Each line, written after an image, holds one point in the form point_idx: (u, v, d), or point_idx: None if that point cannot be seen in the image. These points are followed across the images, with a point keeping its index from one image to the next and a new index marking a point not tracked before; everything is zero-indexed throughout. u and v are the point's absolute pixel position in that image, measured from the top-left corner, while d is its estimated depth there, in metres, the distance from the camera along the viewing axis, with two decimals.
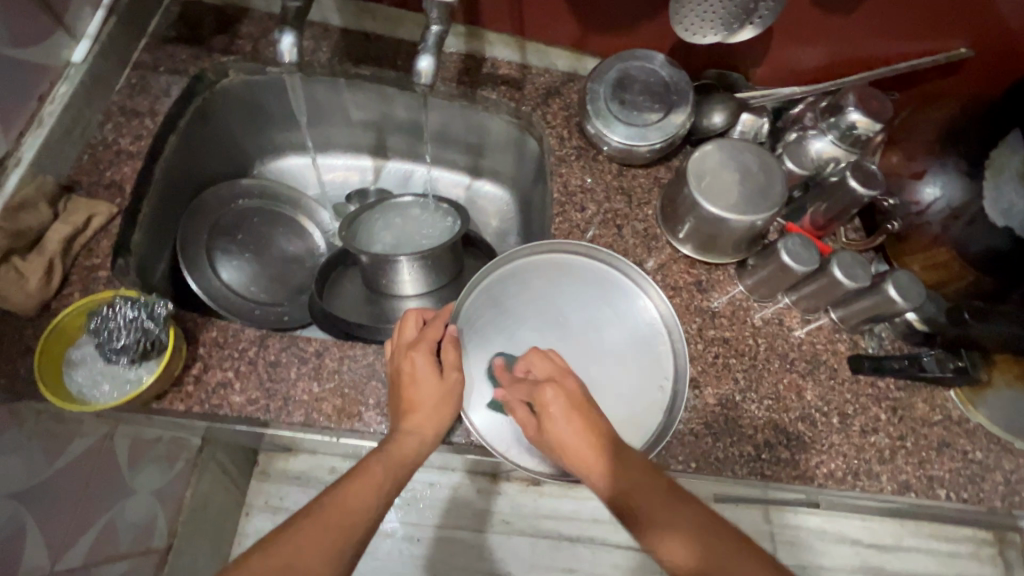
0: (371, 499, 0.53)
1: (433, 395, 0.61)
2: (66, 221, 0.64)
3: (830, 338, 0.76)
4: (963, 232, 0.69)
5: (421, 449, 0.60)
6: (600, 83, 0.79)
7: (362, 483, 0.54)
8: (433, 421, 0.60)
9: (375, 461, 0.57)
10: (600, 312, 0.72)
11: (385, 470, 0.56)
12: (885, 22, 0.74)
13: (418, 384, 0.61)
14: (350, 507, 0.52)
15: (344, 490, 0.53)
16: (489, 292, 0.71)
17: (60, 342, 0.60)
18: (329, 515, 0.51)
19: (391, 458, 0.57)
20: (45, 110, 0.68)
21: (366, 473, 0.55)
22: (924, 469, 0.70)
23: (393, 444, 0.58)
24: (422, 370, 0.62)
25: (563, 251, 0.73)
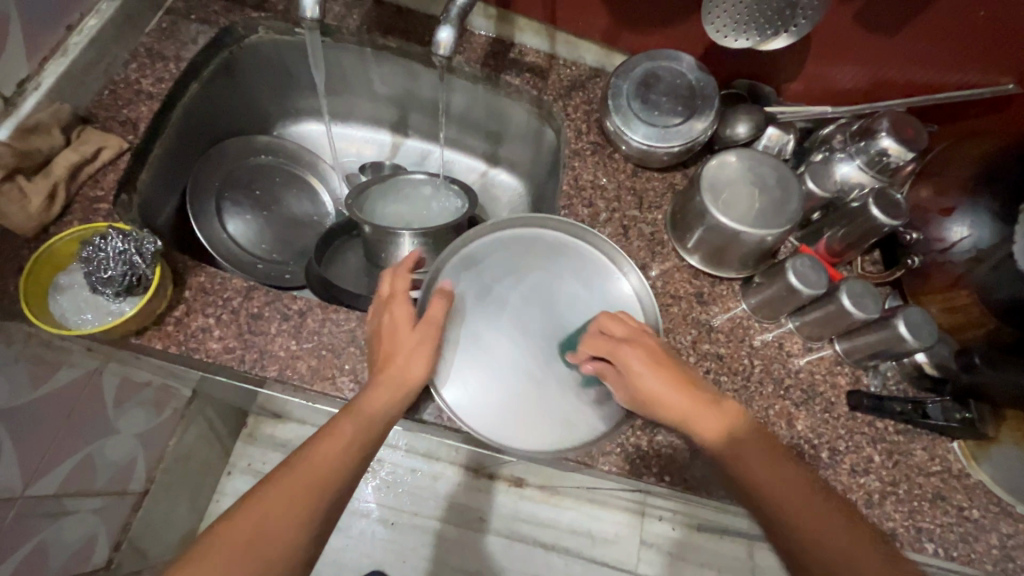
0: (342, 460, 0.51)
1: (409, 347, 0.59)
2: (76, 150, 0.65)
3: (831, 370, 0.72)
4: (986, 275, 0.65)
5: (390, 403, 0.56)
6: (625, 79, 0.77)
7: (330, 444, 0.52)
8: (408, 372, 0.58)
9: (344, 418, 0.54)
10: (585, 294, 0.69)
11: (354, 427, 0.54)
12: (930, 47, 0.70)
13: (396, 331, 0.60)
14: (319, 470, 0.50)
15: (313, 452, 0.51)
16: (477, 266, 0.69)
17: (51, 265, 0.61)
18: (297, 480, 0.49)
19: (359, 413, 0.55)
20: (71, 40, 0.70)
21: (334, 433, 0.53)
22: (913, 519, 0.66)
23: (363, 397, 0.56)
24: (397, 321, 0.60)
25: (553, 230, 0.71)
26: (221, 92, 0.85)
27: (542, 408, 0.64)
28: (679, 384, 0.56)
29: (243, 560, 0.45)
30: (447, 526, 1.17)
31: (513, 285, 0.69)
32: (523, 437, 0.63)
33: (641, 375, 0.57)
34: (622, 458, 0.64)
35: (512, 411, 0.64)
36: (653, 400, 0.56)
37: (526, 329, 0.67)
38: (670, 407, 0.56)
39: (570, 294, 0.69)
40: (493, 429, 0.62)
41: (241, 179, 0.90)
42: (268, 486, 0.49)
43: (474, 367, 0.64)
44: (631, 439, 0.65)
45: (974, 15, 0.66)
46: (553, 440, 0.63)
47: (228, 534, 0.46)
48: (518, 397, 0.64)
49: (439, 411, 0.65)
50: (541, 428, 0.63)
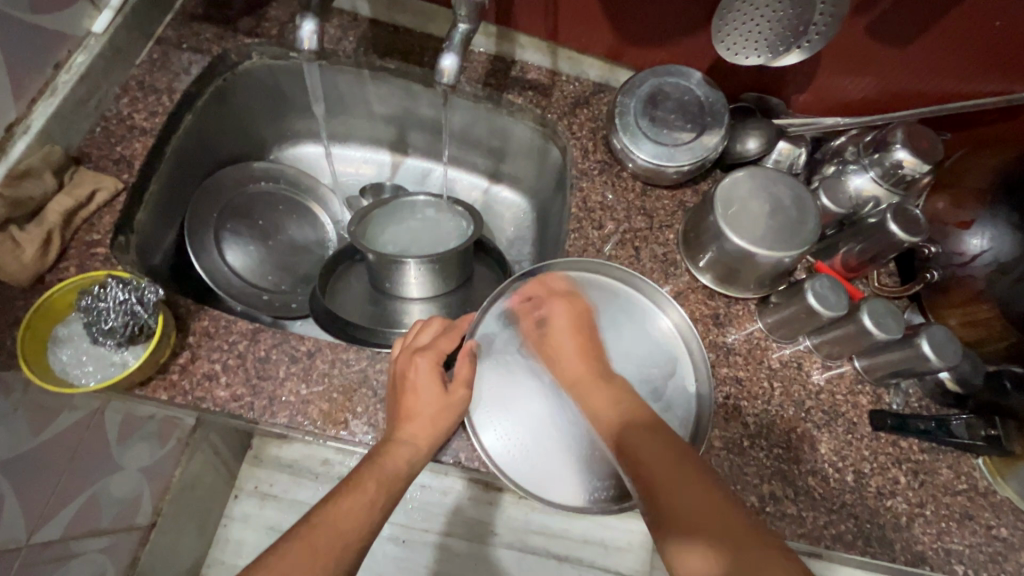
0: (364, 517, 0.50)
1: (430, 407, 0.57)
2: (70, 194, 0.63)
3: (852, 389, 0.71)
4: (1008, 289, 0.64)
5: (414, 461, 0.56)
6: (632, 98, 0.75)
7: (354, 500, 0.51)
8: (429, 433, 0.57)
9: (366, 473, 0.53)
10: (616, 334, 0.68)
11: (378, 484, 0.53)
12: (944, 56, 0.69)
13: (423, 385, 0.58)
14: (340, 529, 0.49)
15: (334, 509, 0.50)
16: (502, 314, 0.67)
17: (49, 319, 0.58)
18: (315, 539, 0.47)
19: (383, 471, 0.54)
20: (60, 78, 0.68)
21: (358, 489, 0.52)
22: (943, 541, 0.65)
23: (386, 454, 0.55)
24: (423, 377, 0.59)
25: (577, 270, 0.70)
26: (215, 120, 0.82)
27: (583, 455, 0.61)
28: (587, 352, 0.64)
29: None
30: (458, 540, 1.16)
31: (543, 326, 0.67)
32: (563, 487, 0.60)
33: (561, 332, 0.65)
34: None
35: (554, 461, 0.61)
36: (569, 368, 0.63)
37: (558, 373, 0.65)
38: (579, 365, 0.63)
39: (598, 333, 0.67)
40: (538, 484, 0.60)
41: (241, 207, 0.88)
42: (285, 547, 0.46)
43: (510, 415, 0.62)
44: None
45: (990, 25, 0.64)
46: (601, 488, 0.60)
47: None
48: (557, 446, 0.62)
49: (456, 453, 0.62)
50: (581, 475, 0.61)
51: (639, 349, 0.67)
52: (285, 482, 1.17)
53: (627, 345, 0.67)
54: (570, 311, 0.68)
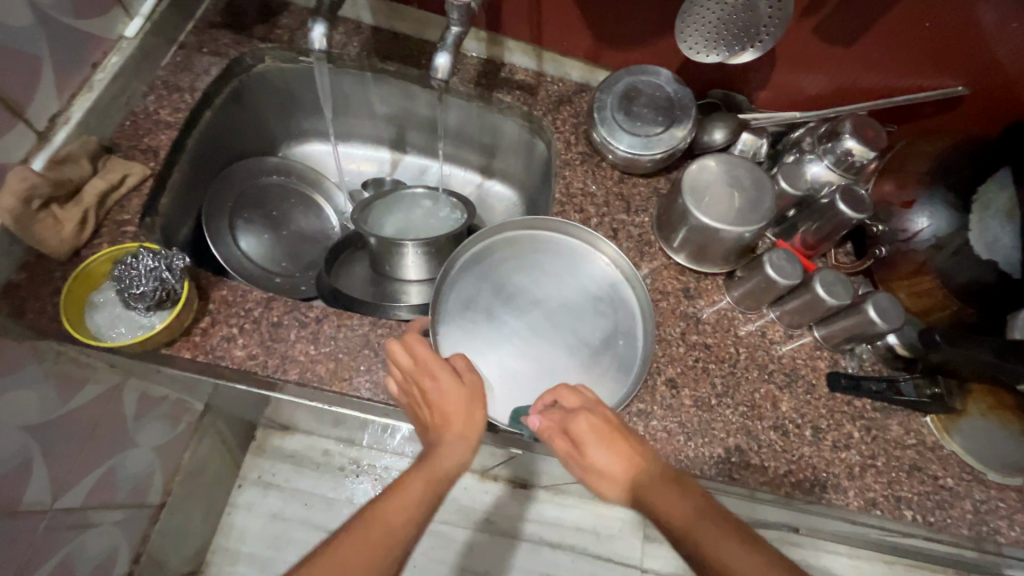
0: (415, 513, 0.53)
1: (460, 404, 0.60)
2: (105, 177, 0.70)
3: (811, 355, 0.78)
4: (946, 262, 0.72)
5: (463, 457, 0.58)
6: (609, 95, 0.83)
7: (404, 499, 0.53)
8: (470, 427, 0.60)
9: (417, 473, 0.56)
10: (556, 279, 0.78)
11: (427, 483, 0.55)
12: (885, 55, 0.77)
13: (440, 388, 0.60)
14: (392, 522, 0.52)
15: (384, 506, 0.53)
16: (455, 293, 0.75)
17: (87, 285, 0.65)
18: (370, 532, 0.50)
19: (433, 471, 0.56)
20: (96, 76, 0.74)
21: (406, 487, 0.54)
22: (893, 489, 0.71)
23: (438, 456, 0.57)
24: (446, 380, 0.60)
25: (506, 233, 0.79)
26: (232, 119, 0.90)
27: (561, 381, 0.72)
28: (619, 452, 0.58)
29: None
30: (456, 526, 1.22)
31: (490, 291, 0.76)
32: None
33: (589, 449, 0.58)
34: None
35: (536, 391, 0.71)
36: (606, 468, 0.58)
37: (517, 324, 0.75)
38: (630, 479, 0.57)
39: (535, 282, 0.77)
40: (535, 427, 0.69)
41: (253, 198, 0.95)
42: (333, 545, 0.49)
43: (490, 368, 0.71)
44: None
45: (922, 25, 0.73)
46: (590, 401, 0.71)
47: None
48: (539, 382, 0.72)
49: None
50: None
51: (577, 281, 0.78)
52: (288, 471, 1.23)
53: (567, 284, 0.78)
54: (504, 271, 0.78)
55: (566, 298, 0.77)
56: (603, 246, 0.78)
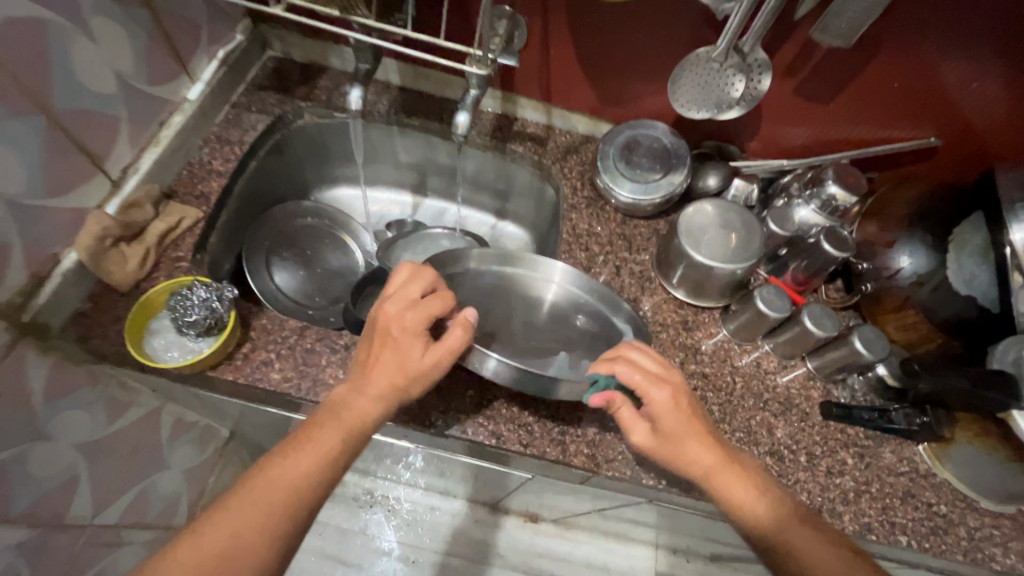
0: (316, 469, 0.56)
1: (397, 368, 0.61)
2: (164, 220, 0.80)
3: (804, 385, 0.82)
4: (930, 297, 0.77)
5: (379, 417, 0.61)
6: (612, 145, 0.92)
7: (305, 456, 0.56)
8: (402, 392, 0.62)
9: (329, 427, 0.59)
10: (504, 303, 0.80)
11: (336, 435, 0.58)
12: (861, 110, 0.85)
13: (403, 353, 0.62)
14: (290, 478, 0.55)
15: (284, 462, 0.56)
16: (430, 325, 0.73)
17: (146, 313, 0.74)
18: (262, 488, 0.54)
19: (345, 423, 0.59)
20: (162, 133, 0.83)
21: (314, 443, 0.57)
22: (887, 515, 0.74)
23: (352, 410, 0.60)
24: (407, 344, 0.62)
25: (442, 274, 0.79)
26: (273, 167, 1.00)
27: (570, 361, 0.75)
28: (702, 437, 0.62)
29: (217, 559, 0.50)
30: (463, 561, 1.33)
31: None
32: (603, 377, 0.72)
33: (668, 416, 0.62)
34: (623, 464, 0.73)
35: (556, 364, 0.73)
36: (681, 443, 0.61)
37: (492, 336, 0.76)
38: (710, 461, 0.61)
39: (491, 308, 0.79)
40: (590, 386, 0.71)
41: (288, 237, 1.04)
42: (239, 497, 0.54)
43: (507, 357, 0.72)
44: (643, 473, 0.72)
45: (892, 85, 0.80)
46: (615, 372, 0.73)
47: (198, 547, 0.51)
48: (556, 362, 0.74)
49: (465, 428, 0.73)
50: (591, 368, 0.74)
51: (524, 296, 0.81)
52: None
53: (520, 302, 0.80)
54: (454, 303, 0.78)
55: (528, 310, 0.80)
56: (539, 261, 0.81)
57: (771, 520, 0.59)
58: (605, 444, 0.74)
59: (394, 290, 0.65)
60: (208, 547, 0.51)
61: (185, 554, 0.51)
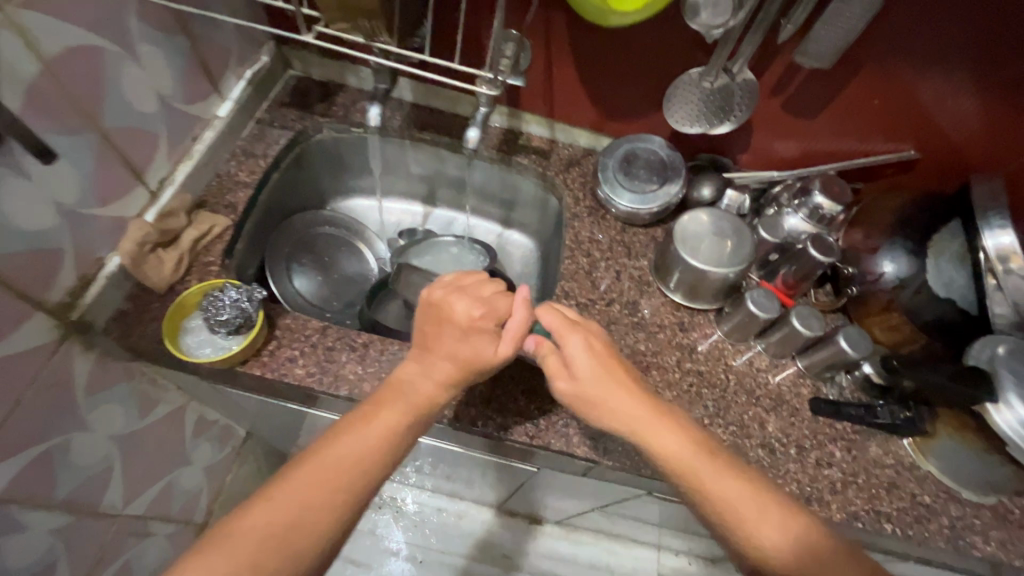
0: (382, 444, 0.57)
1: (457, 351, 0.66)
2: (196, 227, 0.86)
3: (795, 382, 0.87)
4: (910, 300, 0.82)
5: (440, 398, 0.64)
6: (611, 158, 0.98)
7: (373, 430, 0.58)
8: (467, 376, 0.66)
9: (397, 405, 0.60)
10: None
11: (401, 411, 0.60)
12: (846, 125, 0.91)
13: (471, 346, 0.66)
14: (360, 452, 0.56)
15: (355, 435, 0.57)
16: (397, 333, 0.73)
17: (181, 312, 0.80)
18: (334, 459, 0.55)
19: (410, 403, 0.61)
20: (195, 147, 0.90)
21: (381, 418, 0.59)
22: (873, 504, 0.79)
23: (417, 389, 0.63)
24: (483, 335, 0.67)
25: None
26: (294, 178, 1.07)
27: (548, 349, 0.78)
28: (629, 388, 0.66)
29: (280, 528, 0.50)
30: (470, 561, 1.36)
31: None
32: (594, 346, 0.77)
33: (579, 361, 0.68)
34: (623, 455, 0.78)
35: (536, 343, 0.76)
36: (586, 390, 0.67)
37: None
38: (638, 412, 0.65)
39: None
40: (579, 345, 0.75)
41: (306, 244, 1.10)
42: (301, 470, 0.54)
43: None
44: (641, 463, 0.77)
45: (875, 101, 0.86)
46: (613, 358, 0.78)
47: (264, 516, 0.51)
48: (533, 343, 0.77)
49: (475, 420, 0.79)
50: None
51: None
52: None
53: None
54: None
55: None
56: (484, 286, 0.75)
57: (767, 533, 0.57)
58: (605, 436, 0.79)
59: (465, 286, 0.72)
60: (277, 515, 0.51)
61: (248, 523, 0.50)
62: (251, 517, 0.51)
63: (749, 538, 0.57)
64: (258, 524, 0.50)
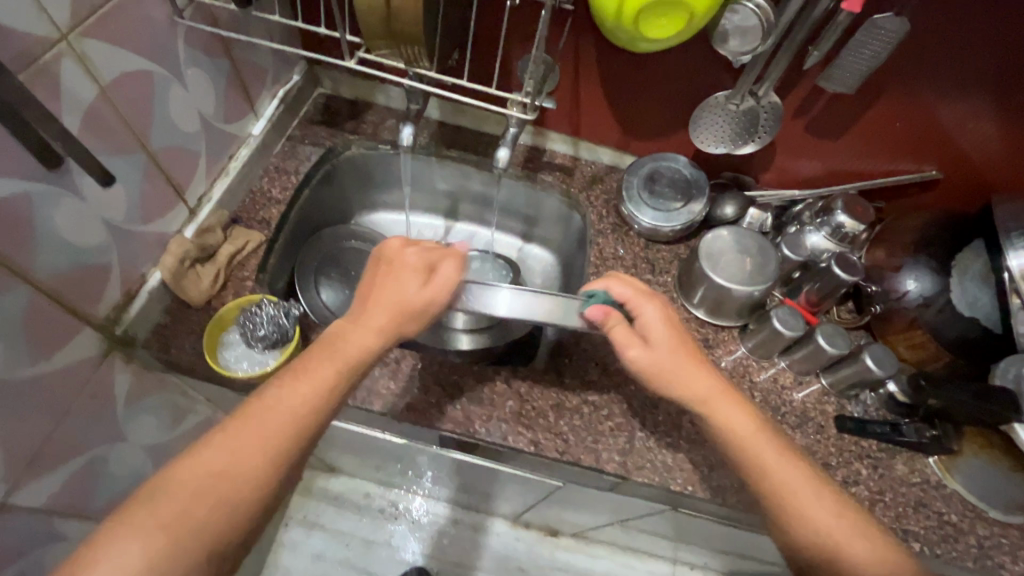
0: (310, 399, 0.58)
1: (393, 300, 0.64)
2: (232, 243, 0.88)
3: (819, 400, 0.88)
4: (935, 318, 0.83)
5: (368, 350, 0.62)
6: (636, 176, 1.00)
7: (305, 387, 0.58)
8: (393, 324, 0.63)
9: (326, 359, 0.60)
10: None
11: (332, 367, 0.60)
12: (867, 146, 0.93)
13: (400, 289, 0.64)
14: (291, 407, 0.57)
15: (286, 393, 0.57)
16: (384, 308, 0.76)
17: (219, 327, 0.81)
18: (260, 415, 0.56)
19: (341, 356, 0.61)
20: (231, 164, 0.93)
21: (312, 374, 0.59)
22: (900, 522, 0.79)
23: (348, 343, 0.61)
24: (394, 276, 0.65)
25: None
26: (325, 195, 1.09)
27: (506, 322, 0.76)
28: (698, 364, 0.67)
29: (212, 485, 0.52)
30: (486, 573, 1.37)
31: None
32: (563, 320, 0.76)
33: (654, 332, 0.67)
34: (652, 470, 0.79)
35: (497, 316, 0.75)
36: (663, 365, 0.66)
37: None
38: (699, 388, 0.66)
39: None
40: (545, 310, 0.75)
41: (331, 257, 1.10)
42: (234, 427, 0.55)
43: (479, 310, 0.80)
44: (668, 478, 0.78)
45: (896, 124, 0.88)
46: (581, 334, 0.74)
47: (193, 474, 0.52)
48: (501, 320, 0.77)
49: (506, 435, 0.80)
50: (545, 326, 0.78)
51: None
52: (330, 513, 1.40)
53: None
54: None
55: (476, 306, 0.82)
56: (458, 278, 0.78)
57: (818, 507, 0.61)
58: (633, 451, 0.80)
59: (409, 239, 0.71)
60: (206, 472, 0.52)
61: (177, 476, 0.52)
62: (181, 471, 0.53)
63: (796, 509, 0.60)
64: (186, 483, 0.52)
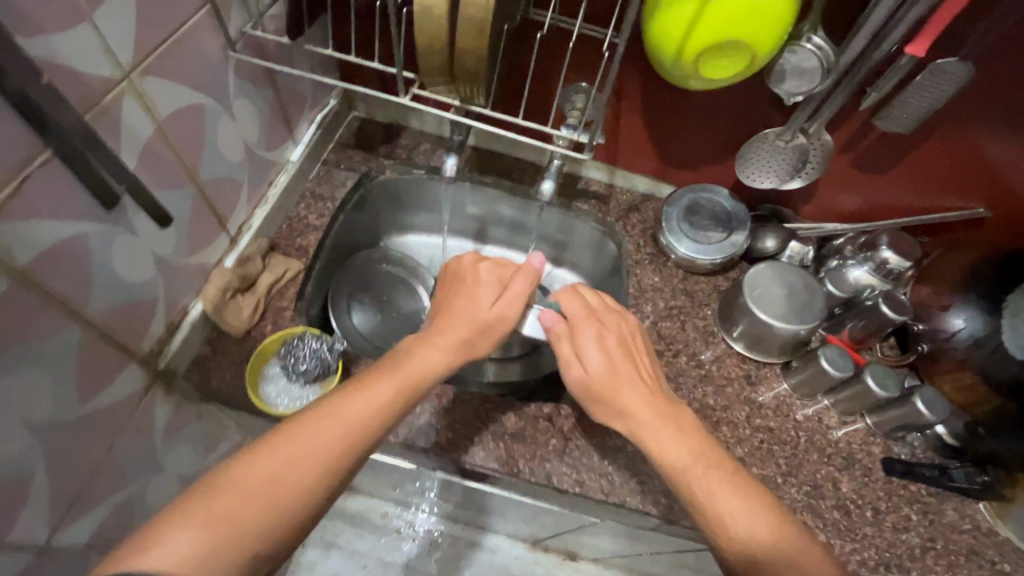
0: (368, 415, 0.57)
1: (465, 310, 0.74)
2: (272, 271, 0.87)
3: (865, 441, 0.86)
4: (984, 359, 0.79)
5: (433, 372, 0.65)
6: (675, 206, 0.99)
7: (366, 399, 0.58)
8: (467, 329, 0.72)
9: (392, 375, 0.62)
10: None
11: (394, 385, 0.61)
12: (914, 181, 0.91)
13: (471, 304, 0.75)
14: (351, 417, 0.56)
15: (346, 404, 0.56)
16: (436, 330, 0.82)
17: (261, 361, 0.80)
18: (324, 421, 0.54)
19: (408, 375, 0.63)
20: (269, 192, 0.92)
21: (374, 388, 0.59)
22: (953, 572, 0.77)
23: (418, 364, 0.64)
24: (475, 286, 0.77)
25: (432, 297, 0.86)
26: (359, 219, 1.08)
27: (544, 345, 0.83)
28: (652, 390, 0.69)
29: (256, 490, 0.49)
30: None
31: None
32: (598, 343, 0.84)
33: (589, 350, 0.74)
34: None
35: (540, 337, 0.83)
36: (608, 383, 0.70)
37: None
38: (635, 408, 0.68)
39: None
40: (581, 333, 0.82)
41: (364, 281, 1.09)
42: (285, 432, 0.53)
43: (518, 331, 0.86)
44: None
45: (945, 159, 0.86)
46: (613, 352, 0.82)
47: (243, 475, 0.50)
48: None
49: (549, 474, 0.78)
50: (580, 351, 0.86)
51: None
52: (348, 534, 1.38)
53: None
54: None
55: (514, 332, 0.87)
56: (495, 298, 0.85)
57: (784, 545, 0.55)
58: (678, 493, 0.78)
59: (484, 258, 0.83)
60: (257, 475, 0.50)
61: (225, 474, 0.50)
62: (228, 473, 0.50)
63: (729, 540, 0.57)
64: (236, 483, 0.49)
